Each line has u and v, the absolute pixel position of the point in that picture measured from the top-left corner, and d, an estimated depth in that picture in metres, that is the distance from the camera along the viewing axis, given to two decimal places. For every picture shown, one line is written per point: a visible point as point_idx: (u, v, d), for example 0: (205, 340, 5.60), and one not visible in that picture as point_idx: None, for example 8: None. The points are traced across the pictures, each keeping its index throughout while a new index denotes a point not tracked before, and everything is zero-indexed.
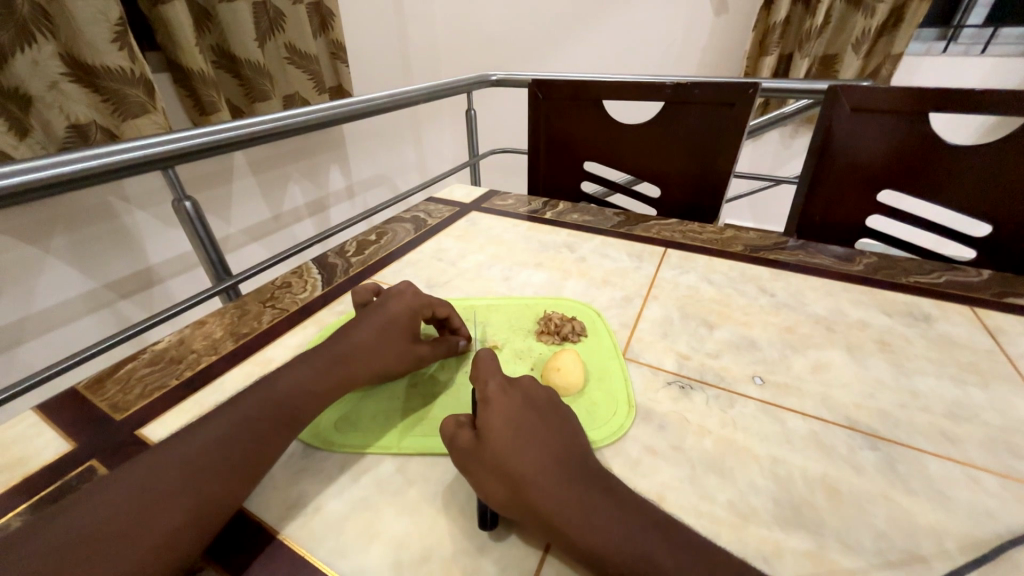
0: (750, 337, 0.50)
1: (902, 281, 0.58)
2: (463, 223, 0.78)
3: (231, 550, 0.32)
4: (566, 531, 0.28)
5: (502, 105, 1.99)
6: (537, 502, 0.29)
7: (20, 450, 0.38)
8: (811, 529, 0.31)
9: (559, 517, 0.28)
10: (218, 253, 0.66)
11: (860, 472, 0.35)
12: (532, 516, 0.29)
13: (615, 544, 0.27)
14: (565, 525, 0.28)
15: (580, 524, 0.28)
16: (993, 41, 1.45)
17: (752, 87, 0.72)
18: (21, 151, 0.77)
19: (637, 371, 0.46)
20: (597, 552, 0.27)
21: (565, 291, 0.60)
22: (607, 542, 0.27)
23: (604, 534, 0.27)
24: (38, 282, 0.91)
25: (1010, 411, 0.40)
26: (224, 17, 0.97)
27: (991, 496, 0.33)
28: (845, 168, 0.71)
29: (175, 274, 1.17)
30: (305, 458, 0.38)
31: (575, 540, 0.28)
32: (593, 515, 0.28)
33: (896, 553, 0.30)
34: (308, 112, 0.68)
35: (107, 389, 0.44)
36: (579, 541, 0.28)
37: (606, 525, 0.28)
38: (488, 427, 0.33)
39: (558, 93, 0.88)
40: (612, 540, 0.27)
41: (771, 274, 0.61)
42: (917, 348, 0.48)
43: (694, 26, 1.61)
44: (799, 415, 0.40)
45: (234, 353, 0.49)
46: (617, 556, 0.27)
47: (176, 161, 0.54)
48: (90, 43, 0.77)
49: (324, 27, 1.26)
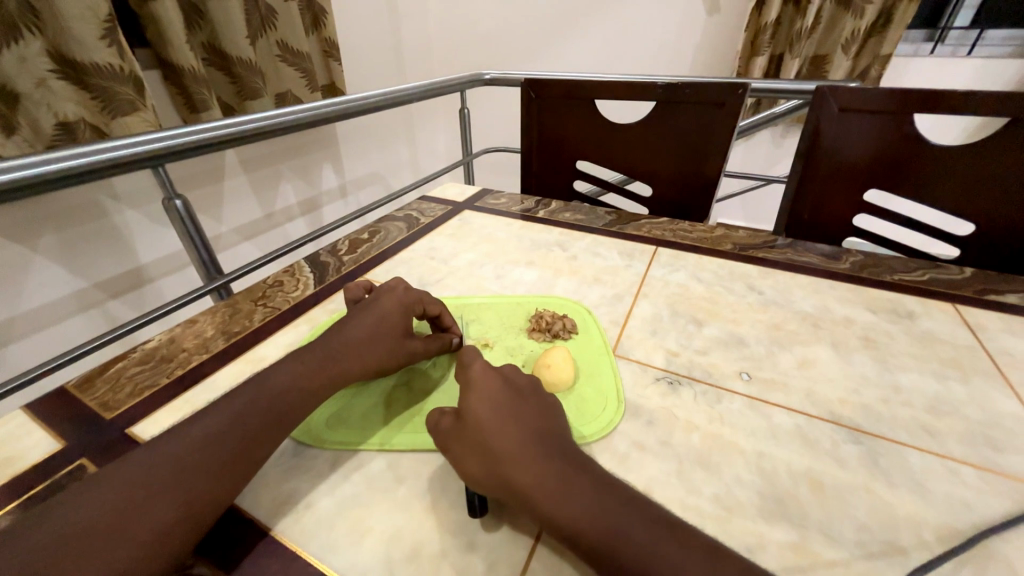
0: (739, 334, 0.50)
1: (888, 279, 0.59)
2: (455, 222, 0.78)
3: (222, 546, 0.32)
4: (541, 506, 0.28)
5: (495, 104, 1.99)
6: (513, 480, 0.30)
7: (8, 450, 0.38)
8: (795, 521, 0.32)
9: (535, 493, 0.29)
10: (209, 252, 0.65)
11: (843, 466, 0.36)
12: (510, 494, 0.30)
13: (588, 518, 0.27)
14: (540, 500, 0.29)
15: (554, 500, 0.28)
16: (979, 42, 1.47)
17: (742, 87, 0.73)
18: (9, 148, 0.77)
19: (627, 368, 0.46)
20: (572, 526, 0.27)
21: (557, 289, 0.60)
22: (579, 517, 0.28)
23: (578, 508, 0.28)
24: (26, 282, 0.90)
25: (989, 405, 0.41)
26: (215, 13, 0.97)
27: (969, 488, 0.34)
28: (832, 167, 0.72)
29: (166, 274, 1.16)
30: (296, 456, 0.38)
31: (550, 514, 0.28)
32: (568, 491, 0.29)
33: (877, 545, 0.31)
34: (300, 111, 0.68)
35: (96, 388, 0.44)
36: (555, 518, 0.28)
37: (581, 501, 0.28)
38: (468, 410, 0.33)
39: (550, 92, 0.89)
40: (585, 514, 0.28)
41: (760, 272, 0.62)
42: (900, 344, 0.49)
43: (687, 26, 1.61)
44: (784, 410, 0.41)
45: (225, 352, 0.49)
46: (590, 529, 0.27)
47: (166, 159, 0.53)
48: (78, 40, 0.76)
49: (317, 25, 1.25)
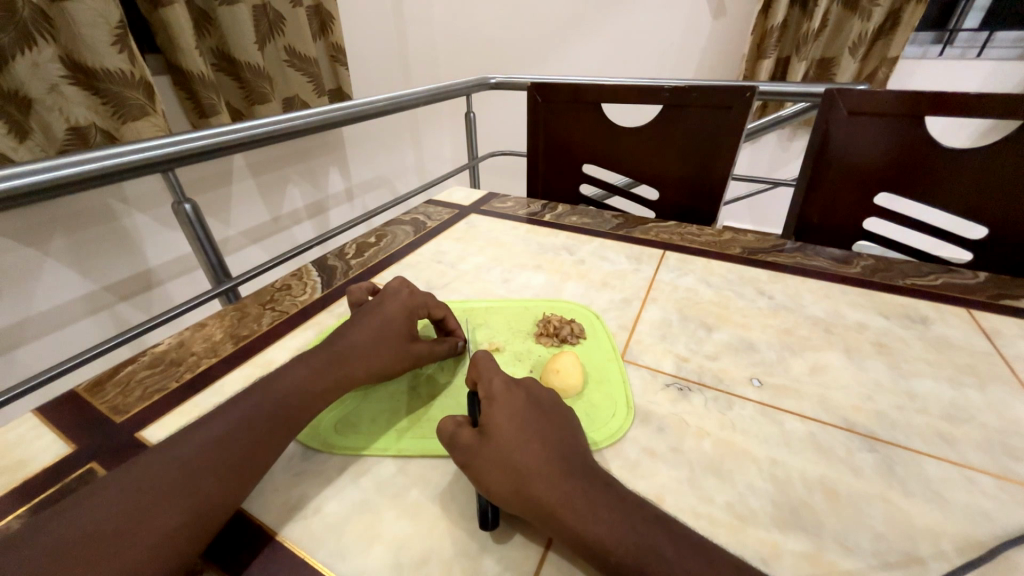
0: (750, 340, 0.50)
1: (900, 284, 0.58)
2: (462, 226, 0.78)
3: (230, 550, 0.32)
4: (569, 523, 0.28)
5: (501, 108, 1.99)
6: (540, 495, 0.29)
7: (19, 454, 0.38)
8: (810, 531, 0.32)
9: (562, 509, 0.29)
10: (217, 256, 0.66)
11: (857, 474, 0.35)
12: (536, 511, 0.29)
13: (619, 535, 0.27)
14: (570, 516, 0.28)
15: (583, 516, 0.28)
16: (989, 45, 1.45)
17: (750, 90, 0.73)
18: (22, 153, 0.78)
19: (636, 373, 0.46)
20: (603, 543, 0.27)
21: (564, 294, 0.60)
22: (610, 534, 0.27)
23: (607, 524, 0.28)
24: (37, 284, 0.91)
25: (1007, 412, 0.41)
26: (225, 20, 0.98)
27: (988, 498, 0.34)
28: (843, 170, 0.72)
29: (174, 277, 1.17)
30: (305, 461, 0.38)
31: (579, 530, 0.28)
32: (597, 507, 0.29)
33: (894, 555, 0.30)
34: (307, 116, 0.68)
35: (106, 392, 0.44)
36: (584, 534, 0.28)
37: (610, 518, 0.28)
38: (490, 424, 0.33)
39: (556, 96, 0.89)
40: (615, 531, 0.27)
41: (770, 277, 0.61)
42: (915, 349, 0.48)
43: (692, 29, 1.61)
44: (797, 417, 0.40)
45: (234, 356, 0.49)
46: (621, 547, 0.27)
47: (175, 163, 0.54)
48: (90, 47, 0.77)
49: (324, 30, 1.26)
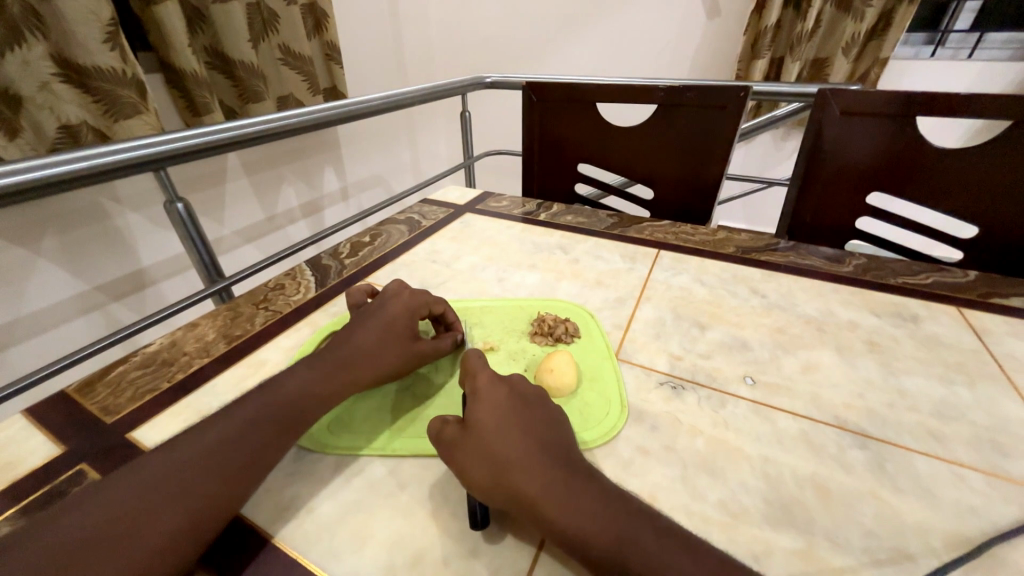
0: (743, 338, 0.50)
1: (892, 283, 0.59)
2: (457, 225, 0.78)
3: (224, 553, 0.32)
4: (550, 516, 0.28)
5: (497, 108, 1.99)
6: (522, 489, 0.29)
7: (8, 455, 0.38)
8: (801, 528, 0.32)
9: (544, 502, 0.29)
10: (211, 255, 0.65)
11: (849, 471, 0.36)
12: (518, 503, 0.29)
13: (599, 527, 0.27)
14: (551, 510, 0.28)
15: (564, 509, 0.28)
16: (979, 46, 1.47)
17: (744, 90, 0.73)
18: (12, 151, 0.77)
19: (630, 372, 0.46)
20: (582, 536, 0.27)
21: (559, 293, 0.60)
22: (590, 527, 0.27)
23: (587, 517, 0.28)
24: (29, 284, 0.90)
25: (996, 409, 0.41)
26: (217, 17, 0.97)
27: (976, 493, 0.34)
28: (837, 169, 0.72)
29: (167, 276, 1.16)
30: (298, 462, 0.38)
31: (560, 523, 0.28)
32: (577, 499, 0.29)
33: (884, 552, 0.30)
34: (301, 113, 0.68)
35: (98, 392, 0.44)
36: (565, 527, 0.28)
37: (591, 511, 0.28)
38: (475, 419, 0.33)
39: (551, 95, 0.89)
40: (596, 523, 0.27)
41: (763, 275, 0.61)
42: (905, 347, 0.48)
43: (687, 28, 1.62)
44: (789, 414, 0.41)
45: (226, 356, 0.49)
46: (601, 539, 0.27)
47: (168, 162, 0.53)
48: (81, 43, 0.76)
49: (319, 28, 1.25)
